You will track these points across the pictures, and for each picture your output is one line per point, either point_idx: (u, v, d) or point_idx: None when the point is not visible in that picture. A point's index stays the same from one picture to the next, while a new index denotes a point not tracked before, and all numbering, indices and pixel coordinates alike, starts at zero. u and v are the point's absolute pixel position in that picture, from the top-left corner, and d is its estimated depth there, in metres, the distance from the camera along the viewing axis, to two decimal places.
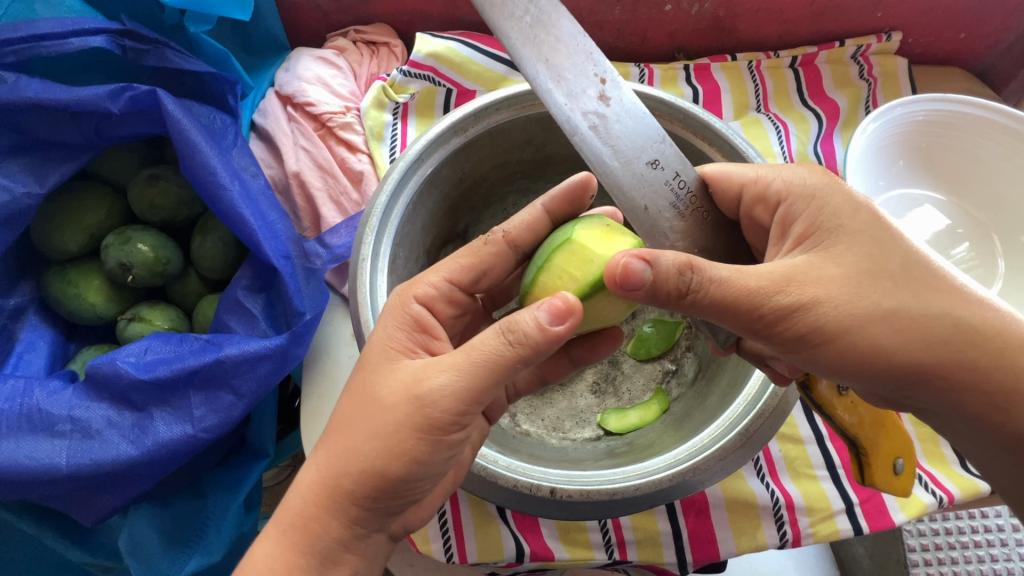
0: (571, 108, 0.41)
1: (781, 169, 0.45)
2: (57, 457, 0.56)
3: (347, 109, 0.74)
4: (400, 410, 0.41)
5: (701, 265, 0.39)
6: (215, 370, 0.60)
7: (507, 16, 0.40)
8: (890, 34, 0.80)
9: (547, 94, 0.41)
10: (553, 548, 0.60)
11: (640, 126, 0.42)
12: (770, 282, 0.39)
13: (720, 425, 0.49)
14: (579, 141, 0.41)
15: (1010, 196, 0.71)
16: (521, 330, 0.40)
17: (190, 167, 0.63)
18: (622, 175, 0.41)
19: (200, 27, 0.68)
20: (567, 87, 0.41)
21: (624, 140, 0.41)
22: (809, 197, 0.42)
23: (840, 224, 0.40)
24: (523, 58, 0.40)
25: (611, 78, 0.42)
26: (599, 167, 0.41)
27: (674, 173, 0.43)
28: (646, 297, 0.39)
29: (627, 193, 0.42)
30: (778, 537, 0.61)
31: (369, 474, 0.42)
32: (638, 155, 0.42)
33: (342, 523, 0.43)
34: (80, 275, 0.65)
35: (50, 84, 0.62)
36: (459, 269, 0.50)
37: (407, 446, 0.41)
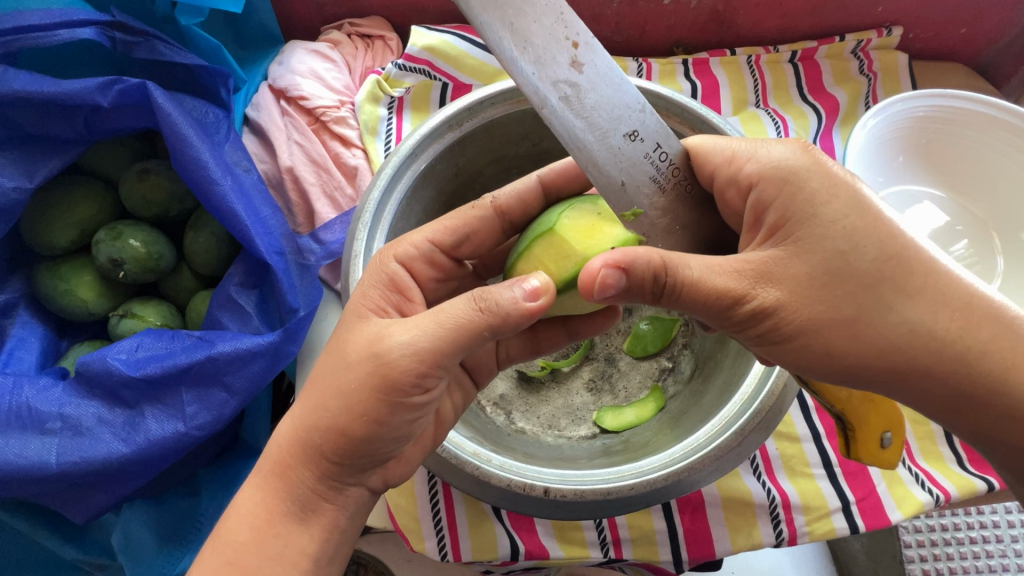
0: (542, 81, 0.36)
1: (758, 148, 0.42)
2: (47, 455, 0.55)
3: (340, 103, 0.73)
4: (359, 368, 0.41)
5: (676, 266, 0.39)
6: (207, 367, 0.59)
7: None
8: (890, 29, 0.79)
9: (515, 64, 0.35)
10: (548, 546, 0.59)
11: (618, 94, 0.39)
12: (743, 283, 0.39)
13: (716, 425, 0.49)
14: (555, 118, 0.37)
15: (1010, 193, 0.71)
16: (493, 300, 0.40)
17: (181, 162, 0.62)
18: (600, 152, 0.39)
19: (190, 20, 0.66)
20: (536, 55, 0.36)
21: (600, 112, 0.38)
22: (784, 180, 0.40)
23: (813, 215, 0.39)
24: (485, 24, 0.34)
25: (584, 40, 0.37)
26: (576, 144, 0.38)
27: (654, 145, 0.41)
28: (622, 297, 0.40)
29: (606, 169, 0.39)
30: (774, 535, 0.60)
31: (332, 431, 0.42)
32: (616, 128, 0.39)
33: (316, 476, 0.43)
34: (71, 270, 0.64)
35: (38, 77, 0.60)
36: (443, 230, 0.50)
37: (367, 407, 0.41)
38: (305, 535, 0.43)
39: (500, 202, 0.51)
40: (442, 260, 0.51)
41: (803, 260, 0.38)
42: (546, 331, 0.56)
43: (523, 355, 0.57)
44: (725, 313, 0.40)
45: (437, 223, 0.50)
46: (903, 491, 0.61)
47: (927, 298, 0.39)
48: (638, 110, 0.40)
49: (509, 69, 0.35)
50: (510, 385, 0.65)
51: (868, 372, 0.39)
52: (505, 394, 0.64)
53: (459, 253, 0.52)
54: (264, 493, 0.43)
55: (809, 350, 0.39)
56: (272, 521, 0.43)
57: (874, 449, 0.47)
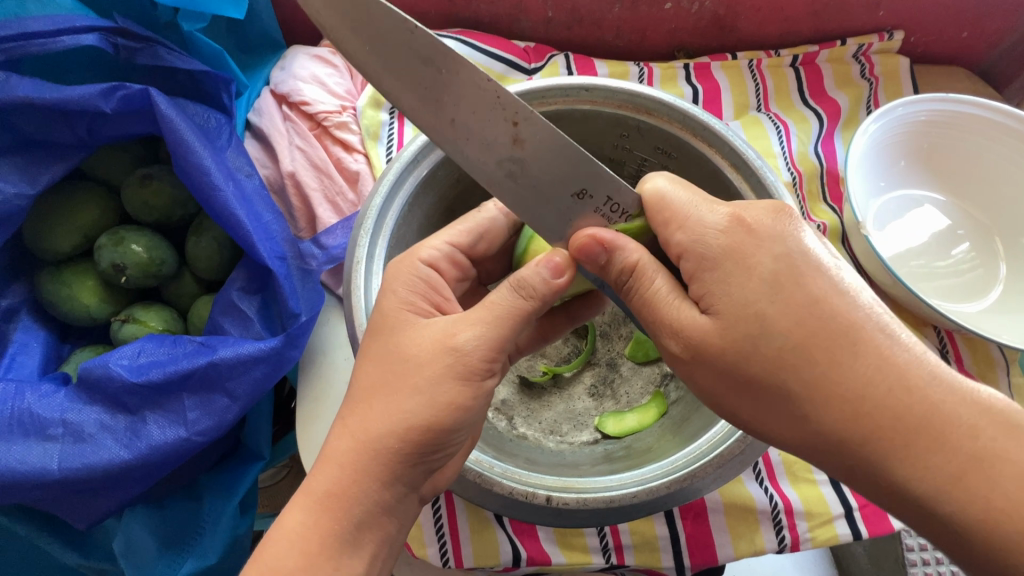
0: (486, 161, 0.40)
1: (695, 216, 0.40)
2: (49, 461, 0.55)
3: (342, 108, 0.73)
4: (436, 363, 0.41)
5: (647, 276, 0.41)
6: (209, 372, 0.59)
7: (403, 80, 0.36)
8: (891, 33, 0.79)
9: (456, 152, 0.39)
10: (550, 551, 0.59)
11: (563, 161, 0.41)
12: (670, 325, 0.40)
13: (718, 432, 0.49)
14: (499, 191, 0.41)
15: (1012, 198, 0.71)
16: (531, 286, 0.43)
17: (183, 167, 0.62)
18: (547, 214, 0.43)
19: (193, 25, 0.67)
20: (477, 141, 0.39)
21: (543, 180, 0.41)
22: (703, 259, 0.39)
23: (726, 292, 0.37)
24: (425, 124, 0.38)
25: (525, 117, 0.39)
26: (521, 211, 0.42)
27: (606, 197, 0.43)
28: (593, 270, 0.43)
29: (554, 226, 0.43)
30: (776, 541, 0.60)
31: (412, 427, 0.41)
32: (563, 189, 0.42)
33: (381, 483, 0.41)
34: (74, 275, 0.64)
35: (41, 83, 0.60)
36: (460, 233, 0.51)
37: (451, 394, 0.41)
38: (355, 557, 0.41)
39: (504, 202, 0.53)
40: (463, 260, 0.52)
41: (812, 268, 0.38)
42: (550, 323, 0.57)
43: (531, 346, 0.57)
44: (657, 338, 0.41)
45: (451, 225, 0.51)
46: None
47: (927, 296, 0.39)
48: (587, 171, 0.41)
49: (453, 157, 0.40)
50: (512, 390, 0.64)
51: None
52: (507, 398, 0.63)
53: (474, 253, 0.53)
54: (319, 515, 0.40)
55: None
56: (324, 546, 0.40)
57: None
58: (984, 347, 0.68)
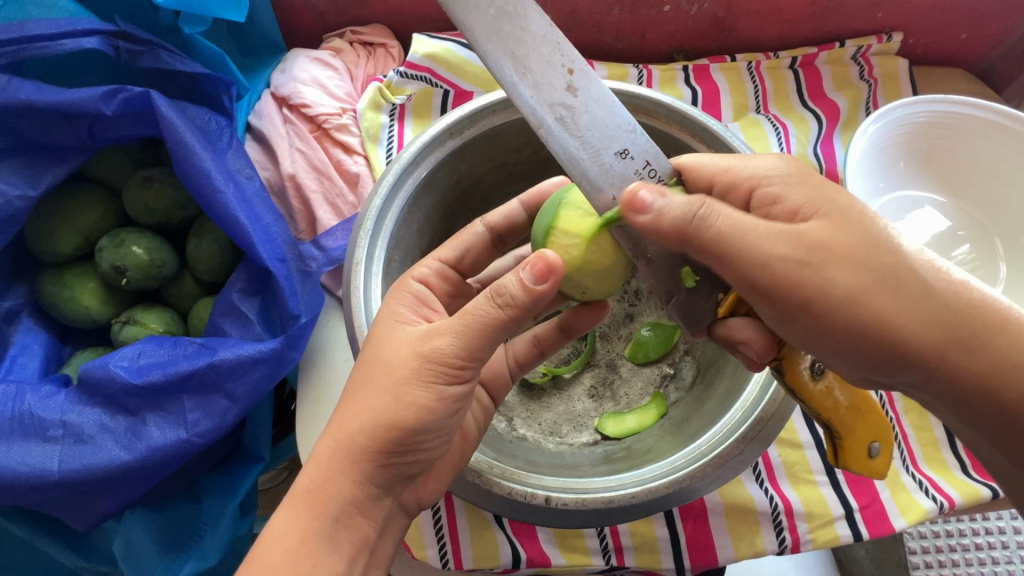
0: (538, 100, 0.39)
1: (752, 158, 0.42)
2: (48, 462, 0.55)
3: (342, 110, 0.73)
4: (405, 366, 0.42)
5: (712, 206, 0.39)
6: (209, 374, 0.59)
7: (472, 8, 0.37)
8: (891, 34, 0.80)
9: (512, 88, 0.39)
10: (550, 553, 0.59)
11: (611, 116, 0.41)
12: (776, 235, 0.38)
13: (717, 433, 0.49)
14: (549, 136, 0.39)
15: (1011, 199, 0.71)
16: (508, 293, 0.40)
17: (184, 169, 0.62)
18: (591, 169, 0.40)
19: (194, 29, 0.67)
20: (533, 80, 0.39)
21: (591, 131, 0.40)
22: (783, 183, 0.40)
23: (833, 198, 0.39)
24: (485, 49, 0.38)
25: (580, 67, 0.40)
26: (568, 161, 0.40)
27: (644, 163, 0.42)
28: (654, 228, 0.39)
29: (597, 185, 0.41)
30: (777, 543, 0.60)
31: (379, 426, 0.41)
32: (607, 146, 0.40)
33: (356, 482, 0.42)
34: (74, 277, 0.64)
35: (43, 86, 0.61)
36: (448, 249, 0.53)
37: (417, 396, 0.41)
38: (336, 554, 0.41)
39: (491, 219, 0.54)
40: (456, 275, 0.53)
41: (811, 266, 0.38)
42: (545, 337, 0.57)
43: (531, 363, 0.58)
44: (759, 264, 0.38)
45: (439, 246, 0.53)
46: (906, 498, 0.61)
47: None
48: (629, 131, 0.41)
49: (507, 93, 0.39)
50: (512, 392, 0.65)
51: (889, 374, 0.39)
52: (507, 401, 0.63)
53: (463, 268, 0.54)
54: (301, 512, 0.41)
55: None
56: (304, 542, 0.40)
57: (863, 457, 0.45)
58: None
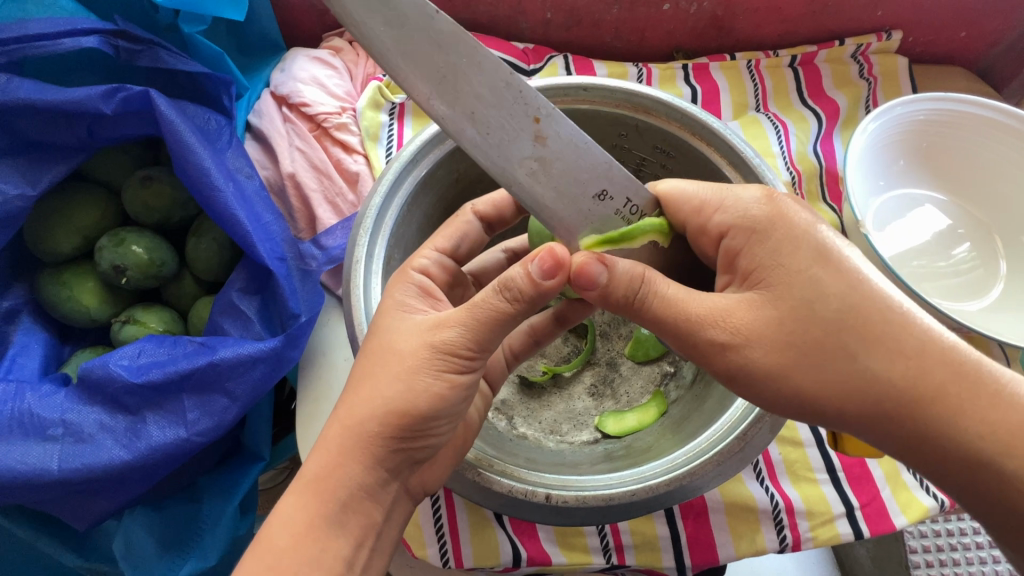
0: (507, 157, 0.39)
1: (727, 195, 0.43)
2: (48, 461, 0.55)
3: (342, 109, 0.74)
4: (414, 356, 0.42)
5: (651, 280, 0.41)
6: (209, 373, 0.59)
7: (422, 74, 0.35)
8: (890, 33, 0.80)
9: (479, 151, 0.37)
10: (550, 552, 0.59)
11: (584, 158, 0.41)
12: (708, 311, 0.40)
13: (717, 430, 0.49)
14: (521, 192, 0.40)
15: (1010, 197, 0.71)
16: (516, 287, 0.40)
17: (183, 168, 0.62)
18: (569, 215, 0.42)
19: (193, 28, 0.67)
20: (500, 138, 0.38)
21: (567, 181, 0.41)
22: (752, 230, 0.41)
23: (780, 264, 0.40)
24: (444, 116, 0.36)
25: (546, 114, 0.39)
26: (545, 213, 0.41)
27: (623, 200, 0.44)
28: (598, 297, 0.42)
29: (577, 228, 0.43)
30: (777, 541, 0.60)
31: (391, 412, 0.41)
32: (585, 191, 0.42)
33: (365, 466, 0.42)
34: (74, 276, 0.64)
35: (43, 86, 0.60)
36: (442, 238, 0.52)
37: (429, 385, 0.41)
38: (343, 539, 0.41)
39: (479, 206, 0.54)
40: (453, 264, 0.53)
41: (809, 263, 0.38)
42: (541, 325, 0.57)
43: (526, 351, 0.58)
44: (695, 344, 0.40)
45: (433, 236, 0.52)
46: (907, 496, 0.61)
47: (910, 299, 0.39)
48: (605, 171, 0.42)
49: (474, 154, 0.38)
50: (512, 390, 0.65)
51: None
52: (507, 399, 0.63)
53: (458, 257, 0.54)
54: (307, 496, 0.41)
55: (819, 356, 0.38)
56: (312, 527, 0.40)
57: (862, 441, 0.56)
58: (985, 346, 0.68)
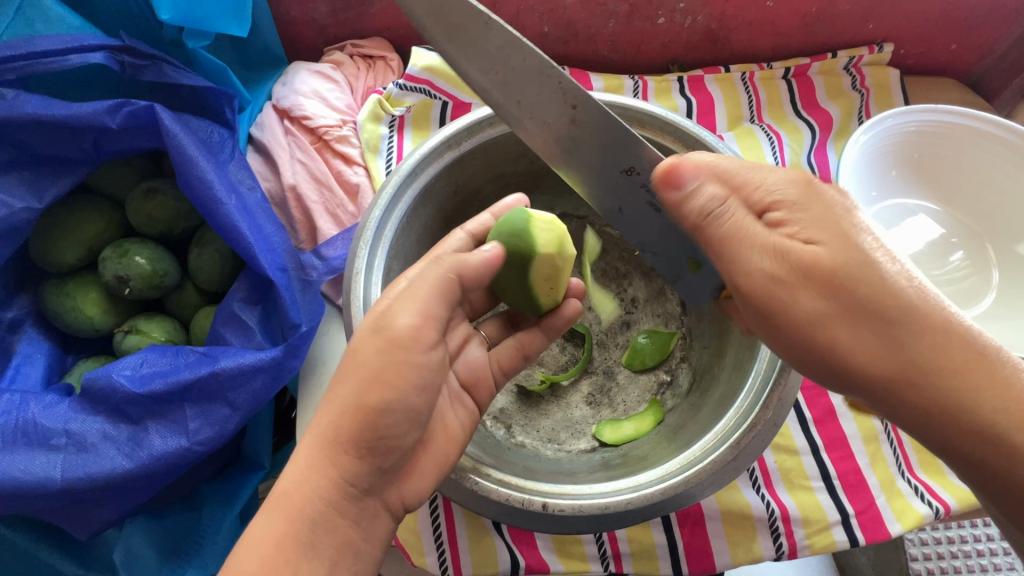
0: (543, 133, 0.47)
1: (765, 172, 0.42)
2: (51, 471, 0.55)
3: (343, 122, 0.75)
4: (379, 352, 0.43)
5: (736, 205, 0.42)
6: (210, 382, 0.59)
7: (479, 68, 0.45)
8: (882, 45, 0.81)
9: (520, 129, 0.47)
10: (548, 560, 0.60)
11: (614, 137, 0.46)
12: (771, 253, 0.40)
13: (713, 438, 0.50)
14: (554, 164, 0.48)
15: (1001, 206, 0.72)
16: (465, 275, 0.45)
17: (187, 181, 0.63)
18: (598, 188, 0.48)
19: (198, 43, 0.68)
20: (536, 118, 0.46)
21: (594, 156, 0.47)
22: (796, 205, 0.41)
23: (820, 238, 0.39)
24: (495, 101, 0.46)
25: (580, 99, 0.45)
26: (576, 183, 0.48)
27: (653, 175, 0.47)
28: (676, 201, 0.45)
29: (604, 198, 0.49)
30: (774, 549, 0.60)
31: (357, 410, 0.42)
32: (614, 165, 0.47)
33: (331, 481, 0.41)
34: (77, 287, 0.65)
35: (49, 101, 0.62)
36: (438, 254, 0.52)
37: (394, 374, 0.43)
38: (336, 554, 0.41)
39: (472, 226, 0.54)
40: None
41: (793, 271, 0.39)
42: (527, 341, 0.58)
43: (514, 368, 0.58)
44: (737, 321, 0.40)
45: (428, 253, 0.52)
46: (902, 504, 0.62)
47: None
48: (635, 150, 0.46)
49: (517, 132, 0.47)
50: (510, 399, 0.65)
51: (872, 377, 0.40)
52: (504, 408, 0.64)
53: None
54: (277, 518, 0.40)
55: None
56: (281, 550, 0.38)
57: None
58: None
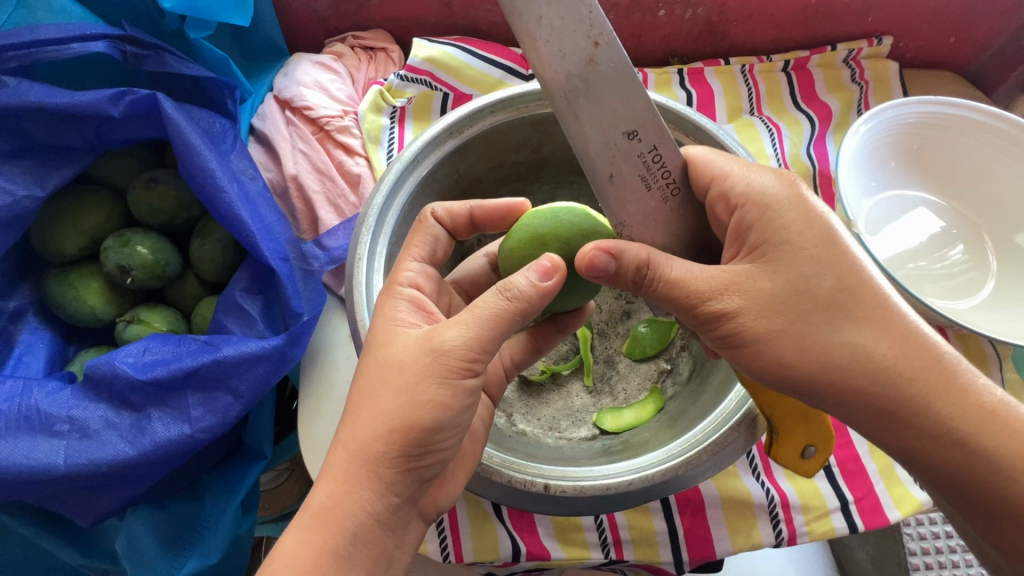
0: (556, 65, 0.40)
1: (751, 171, 0.44)
2: (54, 457, 0.55)
3: (344, 113, 0.75)
4: (417, 363, 0.41)
5: (658, 263, 0.43)
6: (213, 370, 0.60)
7: None
8: (881, 38, 0.82)
9: (534, 53, 0.40)
10: (550, 547, 0.60)
11: (627, 92, 0.42)
12: (708, 287, 0.42)
13: (712, 421, 0.50)
14: (561, 105, 0.41)
15: (1000, 197, 0.73)
16: (516, 288, 0.42)
17: (189, 170, 0.63)
18: (595, 142, 0.42)
19: (199, 33, 0.69)
20: (553, 45, 0.40)
21: (603, 106, 0.42)
22: (765, 207, 0.43)
23: (788, 240, 0.42)
24: (515, 12, 0.38)
25: (606, 40, 0.40)
26: (576, 133, 0.42)
27: (650, 147, 0.44)
28: (610, 281, 0.45)
29: (597, 158, 0.43)
30: (774, 535, 0.60)
31: (399, 408, 0.41)
32: (617, 124, 0.42)
33: (349, 469, 0.40)
34: (79, 277, 0.65)
35: (52, 89, 0.62)
36: (420, 249, 0.52)
37: (416, 369, 0.41)
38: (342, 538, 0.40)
39: (440, 207, 0.53)
40: (435, 270, 0.53)
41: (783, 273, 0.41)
42: (539, 335, 0.58)
43: (526, 361, 0.58)
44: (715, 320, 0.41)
45: (407, 246, 0.52)
46: (901, 491, 0.62)
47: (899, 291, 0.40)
48: (643, 113, 0.42)
49: (528, 57, 0.40)
50: (512, 388, 0.66)
51: (878, 359, 0.40)
52: (506, 397, 0.64)
53: (436, 259, 0.53)
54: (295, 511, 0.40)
55: (794, 350, 0.41)
56: (318, 563, 0.39)
57: (793, 456, 0.48)
58: (977, 344, 0.69)
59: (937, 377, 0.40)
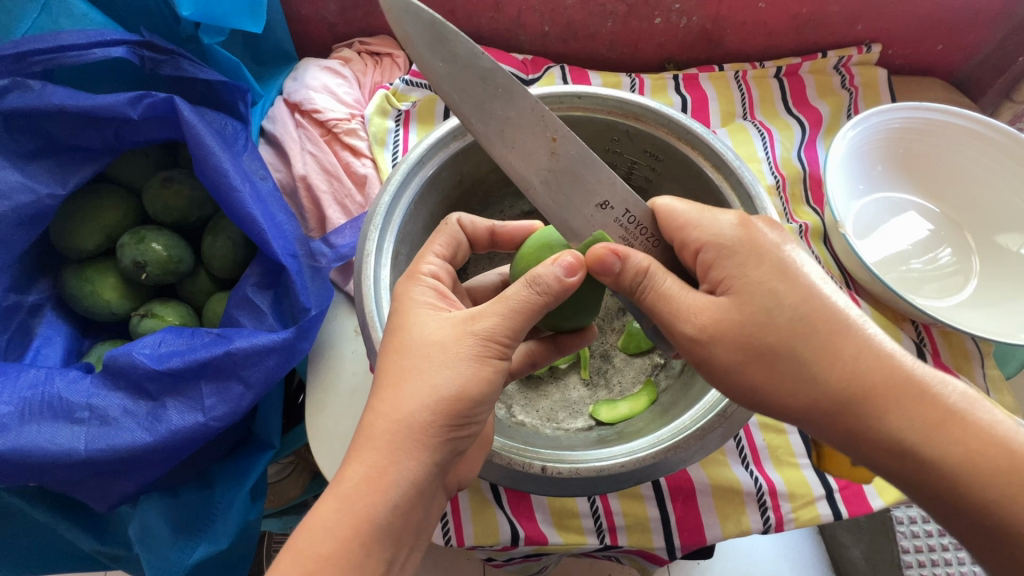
0: (526, 168, 0.46)
1: (707, 216, 0.46)
2: (76, 442, 0.58)
3: (351, 116, 0.78)
4: (459, 343, 0.44)
5: (655, 274, 0.45)
6: (225, 361, 0.62)
7: (463, 97, 0.44)
8: (870, 45, 0.84)
9: (504, 161, 0.46)
10: (547, 532, 0.62)
11: (591, 173, 0.47)
12: (691, 306, 0.44)
13: (701, 408, 0.53)
14: (536, 198, 0.47)
15: (982, 199, 0.75)
16: (544, 283, 0.45)
17: (203, 170, 0.66)
18: (574, 219, 0.48)
19: (213, 39, 0.71)
20: (519, 151, 0.46)
21: (574, 188, 0.47)
22: (723, 248, 0.45)
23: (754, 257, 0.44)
24: (480, 132, 0.45)
25: (562, 134, 0.46)
26: (556, 215, 0.48)
27: (624, 210, 0.49)
28: (612, 283, 0.46)
29: (579, 231, 0.48)
30: (761, 522, 0.63)
31: (405, 391, 0.43)
32: (589, 199, 0.48)
33: (359, 447, 0.43)
34: (95, 272, 0.68)
35: (75, 92, 0.65)
36: (444, 246, 0.54)
37: (423, 357, 0.44)
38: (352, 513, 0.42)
39: (464, 215, 0.57)
40: (453, 269, 0.55)
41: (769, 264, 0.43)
42: (539, 350, 0.60)
43: (521, 369, 0.59)
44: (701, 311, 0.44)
45: (430, 242, 0.54)
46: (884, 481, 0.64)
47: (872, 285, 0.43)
48: (609, 184, 0.48)
49: (502, 166, 0.46)
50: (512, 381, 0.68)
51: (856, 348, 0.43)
52: (507, 389, 0.67)
53: (455, 261, 0.57)
54: None
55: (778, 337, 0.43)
56: (333, 524, 0.41)
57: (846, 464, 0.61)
58: (960, 341, 0.71)
59: (916, 362, 0.43)
